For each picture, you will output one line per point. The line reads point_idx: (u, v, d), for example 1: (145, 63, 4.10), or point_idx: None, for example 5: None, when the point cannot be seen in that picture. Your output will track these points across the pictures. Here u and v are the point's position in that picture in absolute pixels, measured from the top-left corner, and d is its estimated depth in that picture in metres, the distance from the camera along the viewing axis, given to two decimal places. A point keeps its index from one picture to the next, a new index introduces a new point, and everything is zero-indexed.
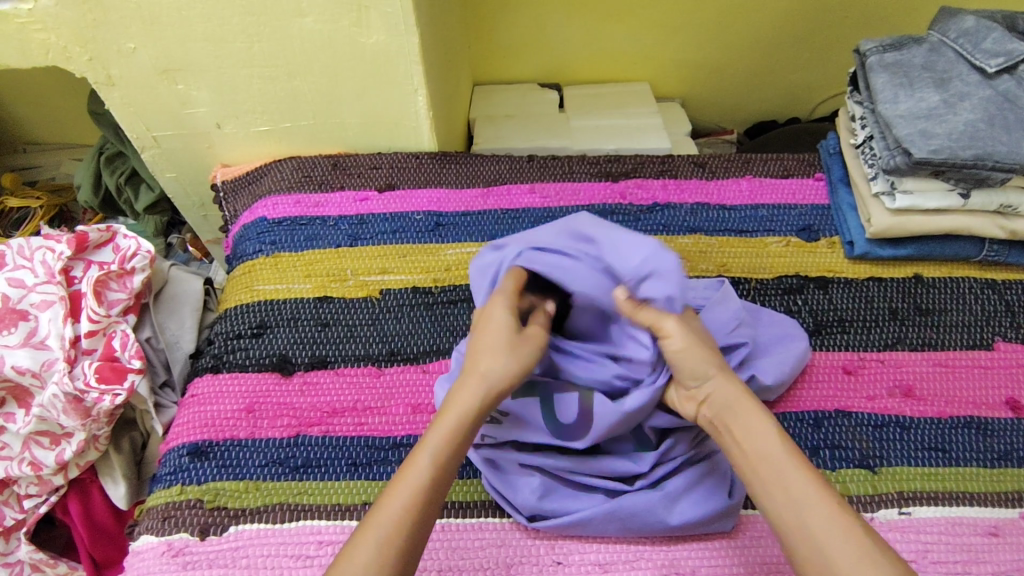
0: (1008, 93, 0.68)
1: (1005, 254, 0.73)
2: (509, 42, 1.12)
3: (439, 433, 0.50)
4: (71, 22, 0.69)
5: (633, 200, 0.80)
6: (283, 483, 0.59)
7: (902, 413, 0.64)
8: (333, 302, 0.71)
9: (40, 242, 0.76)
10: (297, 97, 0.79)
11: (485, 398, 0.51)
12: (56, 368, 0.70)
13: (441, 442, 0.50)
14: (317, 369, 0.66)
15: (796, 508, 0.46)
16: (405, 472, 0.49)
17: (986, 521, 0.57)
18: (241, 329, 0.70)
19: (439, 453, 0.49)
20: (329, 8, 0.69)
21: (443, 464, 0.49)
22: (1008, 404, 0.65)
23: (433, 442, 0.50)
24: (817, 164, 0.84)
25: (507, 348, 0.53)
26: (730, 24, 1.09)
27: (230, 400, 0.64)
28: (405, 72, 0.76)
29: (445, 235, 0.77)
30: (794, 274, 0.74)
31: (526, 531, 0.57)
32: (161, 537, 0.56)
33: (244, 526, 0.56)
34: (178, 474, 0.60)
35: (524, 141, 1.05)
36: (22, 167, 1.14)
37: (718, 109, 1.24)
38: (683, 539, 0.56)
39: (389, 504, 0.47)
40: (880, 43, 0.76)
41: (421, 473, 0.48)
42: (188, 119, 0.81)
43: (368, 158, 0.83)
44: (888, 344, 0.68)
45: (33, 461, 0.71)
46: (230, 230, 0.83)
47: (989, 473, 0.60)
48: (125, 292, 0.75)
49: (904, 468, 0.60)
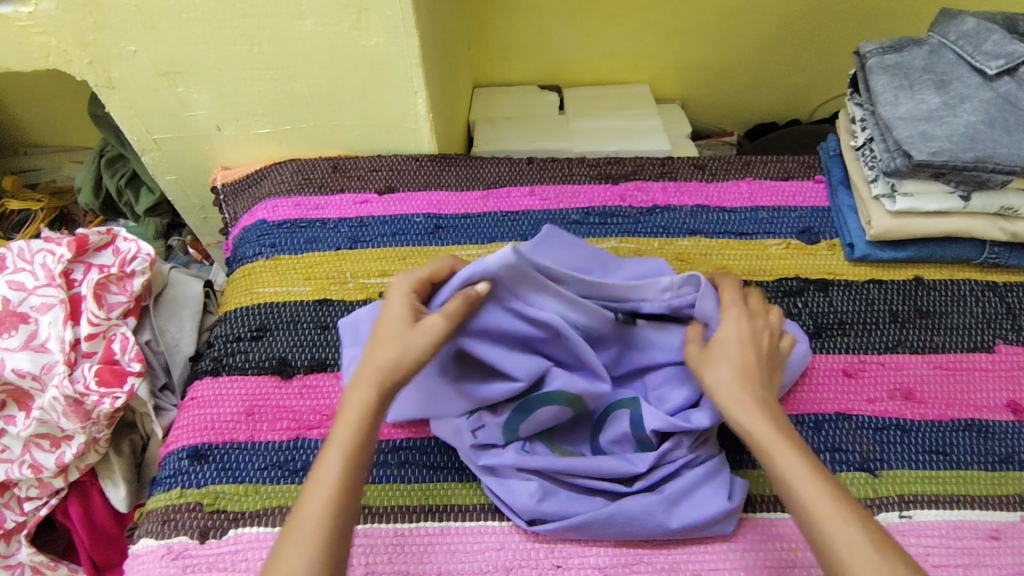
0: (1009, 95, 0.68)
1: (1006, 257, 0.73)
2: (509, 45, 1.12)
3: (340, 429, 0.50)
4: (72, 25, 0.69)
5: (633, 202, 0.80)
6: (282, 486, 0.59)
7: (903, 416, 0.64)
8: (333, 304, 0.71)
9: (40, 245, 0.76)
10: (298, 99, 0.80)
11: (383, 383, 0.51)
12: (56, 371, 0.70)
13: (347, 437, 0.49)
14: (317, 372, 0.66)
15: (801, 517, 0.45)
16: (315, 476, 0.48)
17: (987, 525, 0.57)
18: (241, 331, 0.70)
19: (344, 454, 0.48)
20: (329, 11, 0.69)
21: (357, 448, 0.49)
22: (1009, 408, 0.65)
23: (337, 439, 0.49)
24: (817, 166, 0.84)
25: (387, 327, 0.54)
26: (730, 26, 1.09)
27: (230, 403, 0.64)
28: (405, 74, 0.76)
29: (445, 238, 0.77)
30: (795, 276, 0.73)
31: (526, 534, 0.56)
32: (161, 540, 0.56)
33: (244, 529, 0.57)
34: (178, 476, 0.60)
35: (524, 143, 1.05)
36: (23, 169, 1.15)
37: (719, 111, 1.23)
38: (683, 542, 0.56)
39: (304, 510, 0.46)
40: (880, 45, 0.76)
41: (334, 467, 0.48)
42: (188, 121, 0.81)
43: (368, 160, 0.83)
44: (889, 347, 0.68)
45: (34, 464, 0.71)
46: (230, 231, 0.83)
47: (990, 476, 0.60)
48: (125, 295, 0.75)
49: (904, 471, 0.60)
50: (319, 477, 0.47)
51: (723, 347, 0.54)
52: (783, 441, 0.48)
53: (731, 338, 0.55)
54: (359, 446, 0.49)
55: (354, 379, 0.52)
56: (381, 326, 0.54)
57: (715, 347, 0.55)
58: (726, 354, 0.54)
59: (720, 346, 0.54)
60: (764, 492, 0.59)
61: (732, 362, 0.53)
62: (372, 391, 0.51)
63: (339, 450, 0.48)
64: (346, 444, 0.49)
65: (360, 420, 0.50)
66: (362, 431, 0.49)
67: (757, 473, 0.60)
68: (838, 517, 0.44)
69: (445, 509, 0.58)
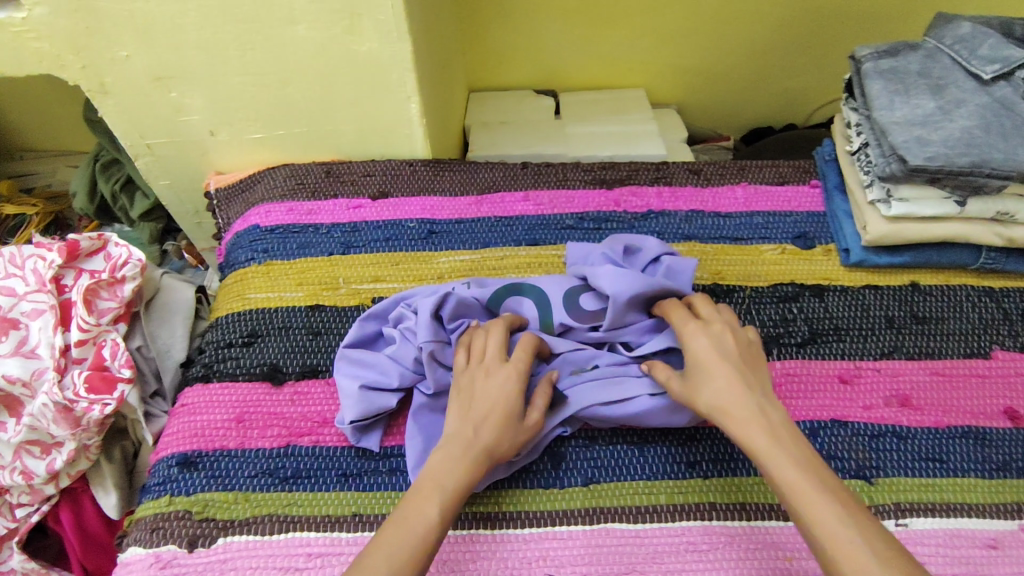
0: (1005, 99, 0.68)
1: (1003, 261, 0.73)
2: (506, 50, 1.12)
3: (450, 478, 0.50)
4: (64, 30, 0.69)
5: (628, 207, 0.80)
6: (271, 494, 0.59)
7: (899, 422, 0.63)
8: (324, 310, 0.71)
9: (32, 251, 0.76)
10: (291, 104, 0.79)
11: (478, 459, 0.52)
12: (46, 378, 0.69)
13: (452, 483, 0.50)
14: (308, 378, 0.66)
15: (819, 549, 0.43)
16: (411, 508, 0.48)
17: (985, 534, 0.56)
18: (233, 338, 0.69)
19: (446, 499, 0.49)
20: (323, 16, 0.69)
21: (449, 509, 0.49)
22: (1006, 414, 0.64)
23: (444, 485, 0.50)
24: (813, 171, 0.84)
25: (473, 418, 0.54)
26: (727, 30, 1.09)
27: (221, 409, 0.64)
28: (399, 79, 0.76)
29: (438, 243, 0.76)
30: (790, 281, 0.73)
31: (518, 542, 0.56)
32: (149, 549, 0.56)
33: (234, 538, 0.56)
34: (168, 484, 0.60)
35: (521, 148, 1.05)
36: (19, 174, 1.14)
37: (715, 115, 1.23)
38: (675, 551, 0.55)
39: (395, 534, 0.47)
40: (876, 49, 0.76)
41: (429, 518, 0.48)
42: (182, 126, 0.81)
43: (361, 165, 0.82)
44: (885, 353, 0.68)
45: (24, 470, 0.70)
46: (224, 236, 0.83)
47: (986, 483, 0.60)
48: (116, 301, 0.75)
49: (900, 479, 0.60)
50: (409, 522, 0.47)
51: (705, 356, 0.54)
52: (776, 449, 0.48)
53: (702, 354, 0.54)
54: (454, 500, 0.49)
55: (446, 446, 0.53)
56: (476, 398, 0.55)
57: (693, 370, 0.54)
58: (709, 373, 0.53)
59: (698, 364, 0.54)
60: (759, 501, 0.58)
61: (721, 380, 0.52)
62: (468, 460, 0.51)
63: (437, 499, 0.49)
64: (442, 492, 0.49)
65: (459, 485, 0.50)
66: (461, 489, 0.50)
67: (751, 481, 0.59)
68: (835, 524, 0.44)
69: None
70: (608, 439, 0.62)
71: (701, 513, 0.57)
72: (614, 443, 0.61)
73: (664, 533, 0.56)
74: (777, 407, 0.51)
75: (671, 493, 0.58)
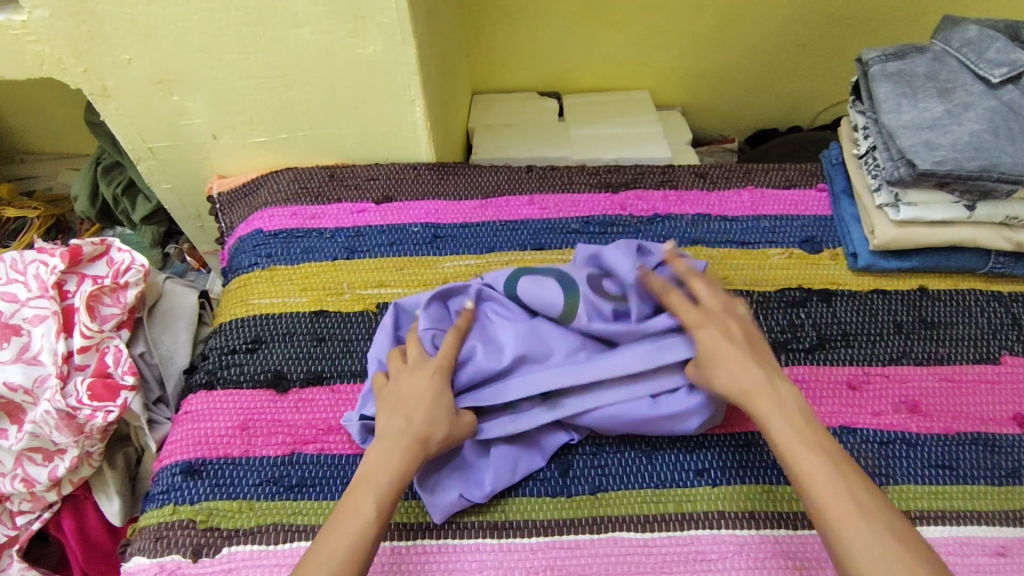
0: (1013, 102, 0.67)
1: (1011, 266, 0.72)
2: (509, 51, 1.12)
3: (381, 477, 0.52)
4: (65, 33, 0.69)
5: (633, 211, 0.79)
6: (277, 503, 0.58)
7: (908, 429, 0.63)
8: (329, 316, 0.70)
9: (34, 255, 0.76)
10: (294, 108, 0.79)
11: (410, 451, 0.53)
12: (48, 385, 0.69)
13: (383, 481, 0.52)
14: (313, 385, 0.66)
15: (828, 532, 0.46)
16: (348, 510, 0.50)
17: (995, 541, 0.56)
18: (236, 344, 0.69)
19: (379, 499, 0.51)
20: (327, 18, 0.69)
21: (383, 509, 0.50)
22: (1016, 420, 0.64)
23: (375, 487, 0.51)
24: (819, 175, 0.83)
25: (406, 415, 0.55)
26: (731, 32, 1.08)
27: (224, 417, 0.63)
28: (403, 82, 0.76)
29: (443, 247, 0.76)
30: (797, 286, 0.72)
31: (525, 551, 0.55)
32: (153, 559, 0.55)
33: (238, 547, 0.55)
34: (171, 492, 0.59)
35: (524, 151, 1.05)
36: (20, 176, 1.14)
37: (720, 117, 1.23)
38: (683, 561, 0.54)
39: (335, 536, 0.49)
40: (883, 52, 0.75)
41: (363, 521, 0.49)
42: (185, 129, 0.80)
43: (365, 169, 0.82)
44: (893, 358, 0.67)
45: (26, 478, 0.69)
46: (226, 241, 0.82)
47: (996, 491, 0.59)
48: (119, 306, 0.74)
49: (910, 486, 0.59)
50: (342, 523, 0.49)
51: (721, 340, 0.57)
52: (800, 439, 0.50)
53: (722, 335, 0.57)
54: (387, 497, 0.51)
55: (382, 445, 0.54)
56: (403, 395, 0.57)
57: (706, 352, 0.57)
58: (729, 355, 0.56)
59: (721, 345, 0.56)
60: (767, 509, 0.57)
61: (744, 366, 0.55)
62: (398, 458, 0.53)
63: (370, 500, 0.51)
64: (378, 489, 0.51)
65: (394, 480, 0.52)
66: (393, 488, 0.52)
67: (760, 489, 0.58)
68: (847, 504, 0.46)
69: (441, 526, 0.56)
70: (615, 447, 0.61)
71: (711, 522, 0.57)
72: (622, 451, 0.61)
73: (673, 542, 0.56)
74: (796, 394, 0.54)
75: (680, 501, 0.58)
